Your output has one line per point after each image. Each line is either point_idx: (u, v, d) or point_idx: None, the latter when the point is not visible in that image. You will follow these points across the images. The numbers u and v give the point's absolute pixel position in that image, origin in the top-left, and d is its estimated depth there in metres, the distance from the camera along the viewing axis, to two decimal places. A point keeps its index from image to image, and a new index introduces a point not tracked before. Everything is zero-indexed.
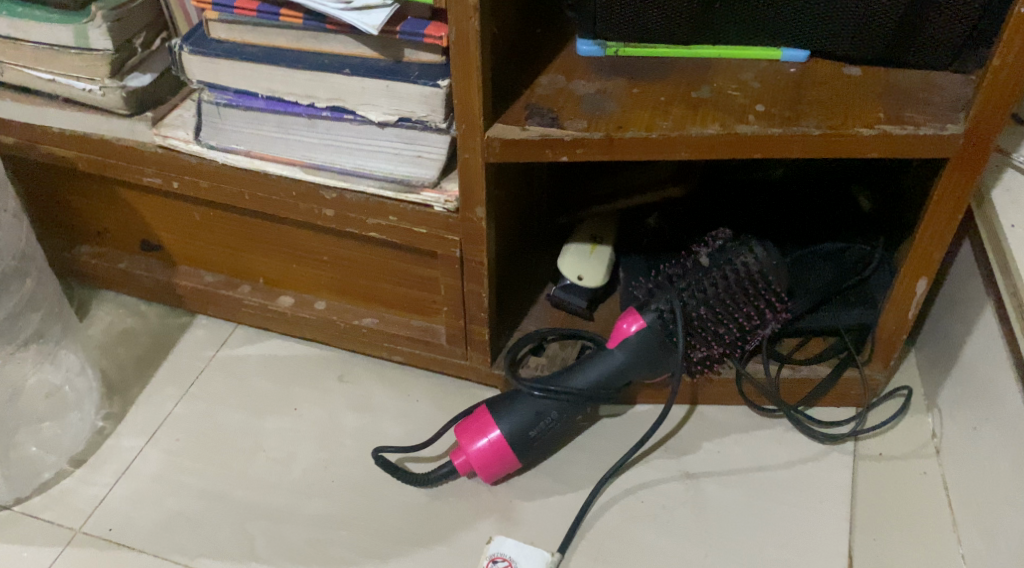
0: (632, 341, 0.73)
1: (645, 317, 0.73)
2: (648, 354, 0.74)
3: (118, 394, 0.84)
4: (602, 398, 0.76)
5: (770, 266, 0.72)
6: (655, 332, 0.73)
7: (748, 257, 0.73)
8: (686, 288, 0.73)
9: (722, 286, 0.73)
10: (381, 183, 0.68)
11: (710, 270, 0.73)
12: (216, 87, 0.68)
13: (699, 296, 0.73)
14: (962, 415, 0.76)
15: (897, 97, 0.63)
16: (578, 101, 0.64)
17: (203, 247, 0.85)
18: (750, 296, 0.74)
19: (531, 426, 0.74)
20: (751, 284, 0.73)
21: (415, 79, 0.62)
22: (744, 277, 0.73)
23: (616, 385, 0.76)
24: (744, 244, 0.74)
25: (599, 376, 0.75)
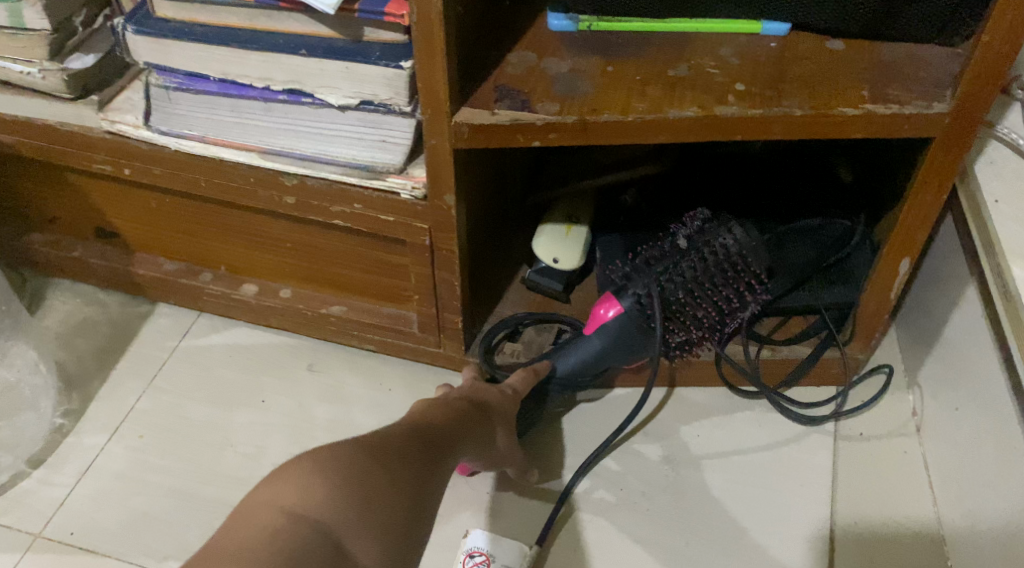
0: (609, 330, 0.72)
1: (623, 303, 0.71)
2: (625, 342, 0.72)
3: (77, 389, 0.80)
4: (579, 383, 0.75)
5: (750, 250, 0.70)
6: (634, 318, 0.71)
7: (727, 239, 0.70)
8: (664, 271, 0.70)
9: (700, 269, 0.70)
10: (344, 169, 0.65)
11: (688, 252, 0.71)
12: (165, 69, 0.64)
13: (678, 280, 0.70)
14: (943, 395, 0.75)
15: (881, 72, 0.61)
16: (550, 81, 0.61)
17: (161, 235, 0.81)
18: (729, 277, 0.71)
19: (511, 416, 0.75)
20: (730, 266, 0.71)
21: (376, 61, 0.59)
22: (722, 259, 0.70)
23: (593, 371, 0.74)
24: (723, 224, 0.71)
25: (576, 363, 0.74)
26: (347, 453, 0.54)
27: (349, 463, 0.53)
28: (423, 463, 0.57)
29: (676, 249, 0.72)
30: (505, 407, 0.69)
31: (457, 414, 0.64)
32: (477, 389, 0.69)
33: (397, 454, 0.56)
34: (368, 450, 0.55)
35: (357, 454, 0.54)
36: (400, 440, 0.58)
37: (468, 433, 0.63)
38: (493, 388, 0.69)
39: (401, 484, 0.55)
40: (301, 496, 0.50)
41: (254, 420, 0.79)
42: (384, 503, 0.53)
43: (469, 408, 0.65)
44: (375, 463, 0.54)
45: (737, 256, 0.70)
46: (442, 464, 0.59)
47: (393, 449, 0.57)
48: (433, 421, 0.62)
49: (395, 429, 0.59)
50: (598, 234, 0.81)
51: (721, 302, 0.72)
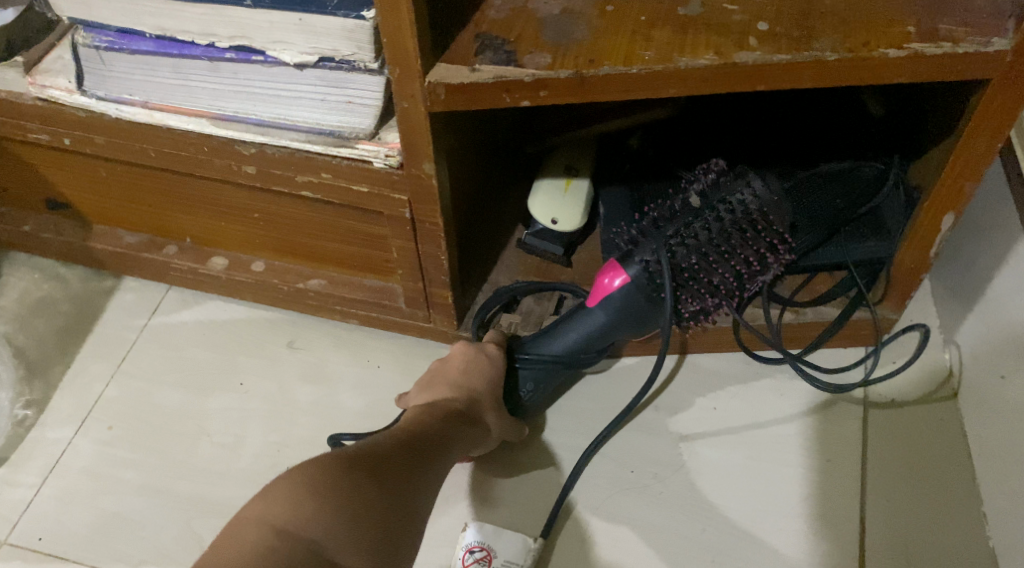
0: (615, 300, 0.63)
1: (629, 272, 0.61)
2: (633, 313, 0.63)
3: (39, 376, 0.74)
4: (583, 359, 0.67)
5: (770, 205, 0.61)
6: (643, 286, 0.61)
7: (744, 193, 0.61)
8: (674, 234, 0.61)
9: (715, 230, 0.61)
10: (307, 135, 0.57)
11: (701, 212, 0.62)
12: (94, 26, 0.56)
13: (690, 245, 0.61)
14: (985, 356, 0.68)
15: (930, 1, 0.52)
16: (539, 26, 0.52)
17: (117, 207, 0.73)
18: (748, 237, 0.62)
19: (509, 398, 0.67)
20: (750, 225, 0.61)
21: (333, 11, 0.50)
22: (740, 219, 0.61)
23: (599, 346, 0.66)
24: (740, 177, 0.62)
25: (579, 338, 0.66)
26: (336, 462, 0.50)
27: (342, 471, 0.49)
28: (415, 469, 0.53)
29: (686, 206, 0.63)
30: (494, 386, 0.64)
31: (445, 413, 0.60)
32: (460, 369, 0.64)
33: (388, 461, 0.52)
34: (358, 459, 0.51)
35: (349, 462, 0.50)
36: (387, 447, 0.54)
37: (458, 433, 0.59)
38: (484, 366, 0.64)
39: (395, 494, 0.51)
40: (292, 509, 0.46)
41: (231, 405, 0.73)
42: (380, 514, 0.49)
43: (455, 404, 0.61)
44: (366, 472, 0.50)
45: (757, 212, 0.61)
46: (434, 465, 0.55)
47: (383, 456, 0.53)
48: (419, 425, 0.58)
49: (384, 437, 0.55)
50: (602, 187, 0.73)
51: (740, 265, 0.63)
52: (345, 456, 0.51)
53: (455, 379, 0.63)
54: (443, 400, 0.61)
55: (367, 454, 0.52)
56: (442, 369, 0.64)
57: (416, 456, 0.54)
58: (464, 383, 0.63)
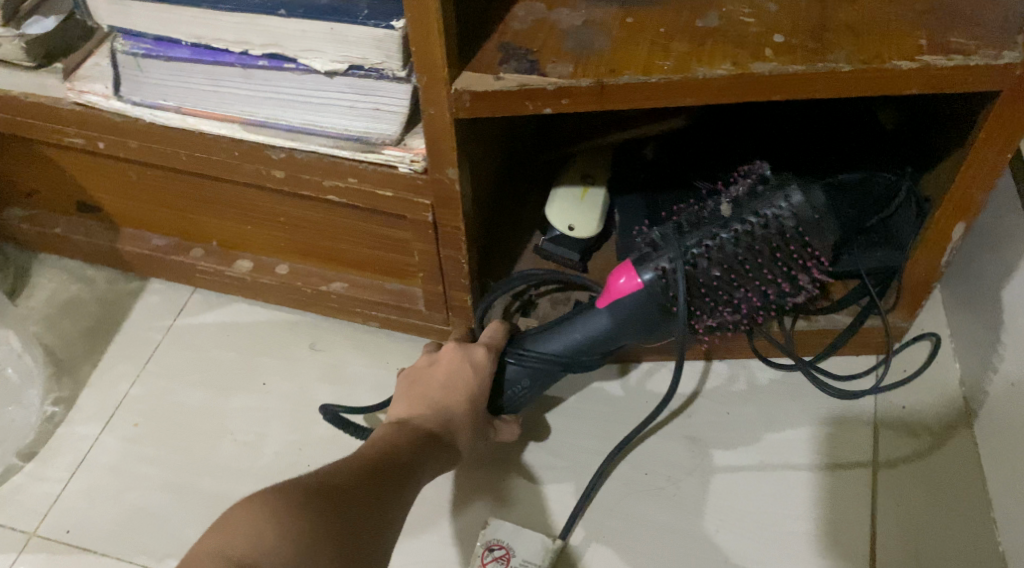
0: (625, 306, 0.62)
1: (642, 276, 0.60)
2: (642, 320, 0.62)
3: (67, 374, 0.76)
4: (585, 362, 0.66)
5: (807, 221, 0.60)
6: (655, 293, 0.61)
7: (783, 206, 0.59)
8: (700, 244, 0.60)
9: (744, 244, 0.60)
10: (335, 141, 0.59)
11: (733, 220, 0.60)
12: (132, 34, 0.58)
13: (712, 255, 0.60)
14: (995, 365, 0.69)
15: (940, 16, 0.53)
16: (561, 37, 0.53)
17: (146, 210, 0.75)
18: (777, 252, 0.61)
19: (502, 391, 0.68)
20: (781, 239, 0.60)
21: (364, 21, 0.52)
22: (773, 234, 0.60)
23: (602, 350, 0.66)
24: (780, 187, 0.60)
25: (582, 340, 0.65)
26: (296, 493, 0.50)
27: (304, 500, 0.49)
28: (378, 496, 0.53)
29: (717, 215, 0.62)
30: (472, 405, 0.63)
31: (415, 434, 0.60)
32: (441, 385, 0.63)
33: (351, 488, 0.53)
34: (321, 486, 0.51)
35: (310, 494, 0.50)
36: (350, 474, 0.54)
37: (427, 457, 0.59)
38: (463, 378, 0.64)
39: (356, 519, 0.51)
40: (249, 541, 0.46)
41: (253, 404, 0.74)
42: (341, 544, 0.48)
43: (426, 427, 0.61)
44: (327, 503, 0.50)
45: (791, 227, 0.60)
46: (401, 491, 0.55)
47: (346, 484, 0.53)
48: (387, 448, 0.58)
49: (347, 462, 0.56)
50: (616, 196, 0.75)
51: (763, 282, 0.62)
52: (307, 484, 0.51)
53: (433, 395, 0.63)
54: (419, 417, 0.62)
55: (329, 485, 0.52)
56: (427, 375, 0.65)
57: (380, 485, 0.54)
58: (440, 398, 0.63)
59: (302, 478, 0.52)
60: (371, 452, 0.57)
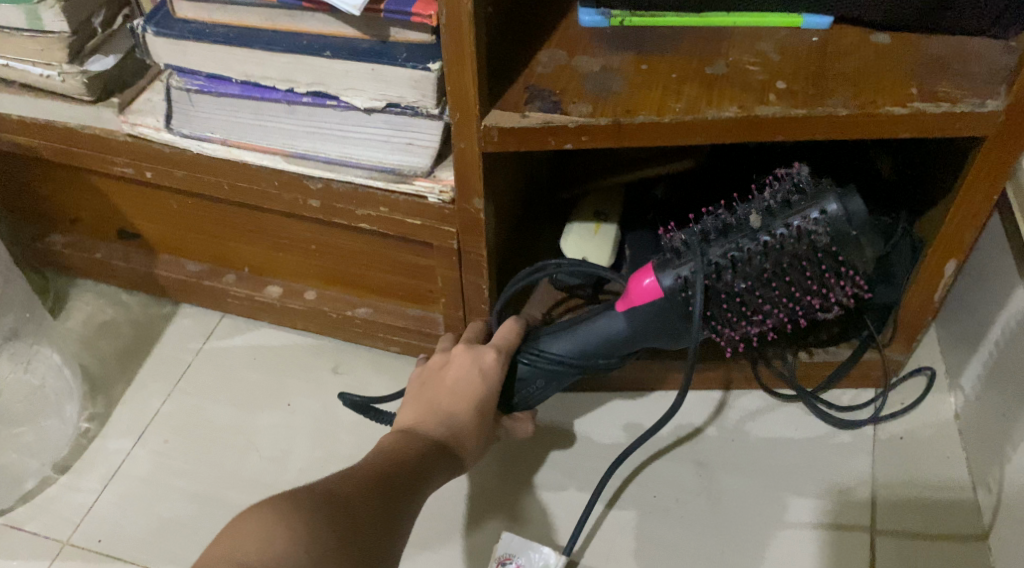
0: (642, 309, 0.62)
1: (663, 281, 0.61)
2: (660, 324, 0.63)
3: (101, 392, 0.80)
4: (599, 364, 0.67)
5: (843, 236, 0.56)
6: (674, 300, 0.61)
7: (817, 219, 0.56)
8: (724, 254, 0.59)
9: (772, 256, 0.58)
10: (370, 172, 0.63)
11: (761, 230, 0.58)
12: (186, 71, 0.63)
13: (737, 267, 0.59)
14: (986, 396, 0.72)
15: (929, 67, 0.58)
16: (582, 80, 0.58)
17: (183, 237, 0.80)
18: (812, 265, 0.58)
19: (514, 391, 0.69)
20: (813, 251, 0.58)
21: (403, 63, 0.57)
22: (805, 247, 0.57)
23: (615, 353, 0.66)
24: (817, 197, 0.57)
25: (595, 343, 0.66)
26: (302, 502, 0.50)
27: (318, 512, 0.50)
28: (388, 508, 0.54)
29: (745, 223, 0.60)
30: (479, 411, 0.64)
31: (423, 445, 0.61)
32: (449, 391, 0.64)
33: (362, 499, 0.53)
34: (331, 498, 0.52)
35: (316, 503, 0.51)
36: (359, 485, 0.55)
37: (435, 466, 0.60)
38: (470, 384, 0.64)
39: (367, 532, 0.51)
40: (259, 545, 0.46)
41: (279, 422, 0.78)
42: (346, 549, 0.49)
43: (432, 436, 0.62)
44: (335, 512, 0.51)
45: (826, 241, 0.57)
46: (404, 499, 0.56)
47: (352, 497, 0.53)
48: (395, 459, 0.58)
49: (356, 470, 0.56)
50: (627, 232, 0.79)
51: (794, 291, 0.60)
52: (318, 495, 0.52)
53: (440, 402, 0.64)
54: (424, 425, 0.63)
55: (334, 495, 0.52)
56: (438, 379, 0.66)
57: (385, 495, 0.55)
58: (446, 404, 0.64)
59: (312, 487, 0.53)
60: (380, 463, 0.58)
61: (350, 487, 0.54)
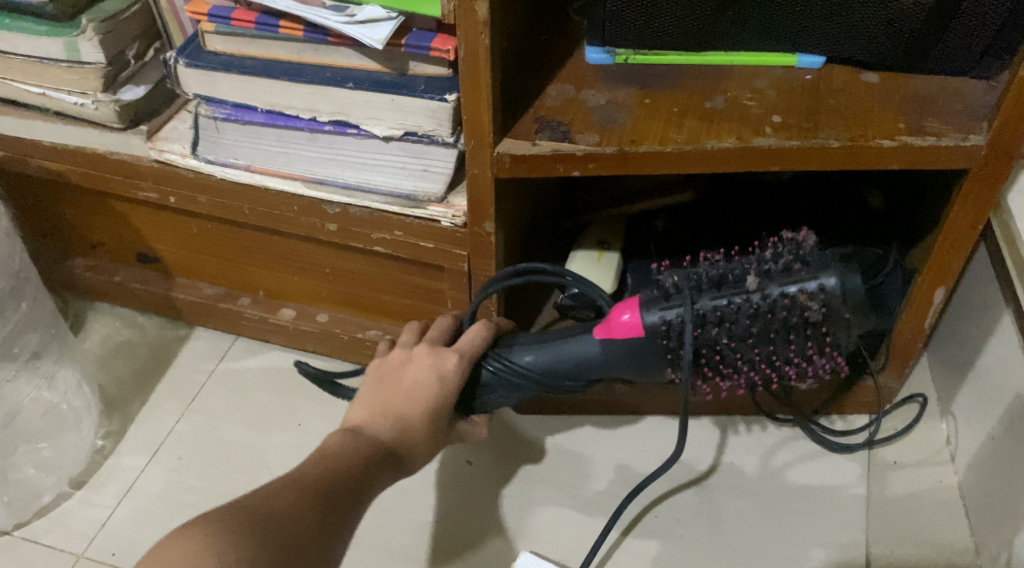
0: (621, 343, 0.63)
1: (644, 318, 0.61)
2: (636, 358, 0.63)
3: (117, 411, 0.82)
4: (564, 386, 0.66)
5: (834, 313, 0.58)
6: (654, 342, 0.61)
7: (814, 293, 0.57)
8: (714, 307, 0.59)
9: (763, 320, 0.58)
10: (386, 198, 0.66)
11: (756, 291, 0.58)
12: (214, 100, 0.66)
13: (724, 323, 0.59)
14: (977, 422, 0.75)
15: (916, 105, 0.62)
16: (588, 112, 0.62)
17: (201, 261, 0.83)
18: (799, 336, 0.58)
19: (476, 394, 0.67)
20: (802, 323, 0.58)
21: (421, 94, 0.61)
22: (796, 317, 0.58)
23: (583, 375, 0.66)
24: (816, 269, 0.58)
25: (568, 364, 0.65)
26: (229, 528, 0.49)
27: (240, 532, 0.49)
28: (325, 527, 0.53)
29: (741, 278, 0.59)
30: (434, 418, 0.62)
31: (369, 450, 0.59)
32: (405, 394, 0.62)
33: (291, 512, 0.52)
34: (256, 515, 0.51)
35: (244, 527, 0.50)
36: (296, 499, 0.53)
37: (380, 474, 0.59)
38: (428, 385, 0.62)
39: (297, 548, 0.50)
40: None
41: (290, 441, 0.80)
42: None
43: (379, 440, 0.60)
44: (263, 536, 0.49)
45: (818, 316, 0.58)
46: (341, 519, 0.54)
47: (285, 517, 0.52)
48: (337, 464, 0.57)
49: (292, 476, 0.55)
50: (631, 261, 0.81)
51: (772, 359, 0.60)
52: (244, 513, 0.51)
53: (393, 405, 0.61)
54: (371, 429, 0.60)
55: (265, 517, 0.51)
56: (396, 377, 0.63)
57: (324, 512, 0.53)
58: (398, 408, 0.61)
59: (241, 505, 0.52)
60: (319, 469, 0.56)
61: (278, 500, 0.53)
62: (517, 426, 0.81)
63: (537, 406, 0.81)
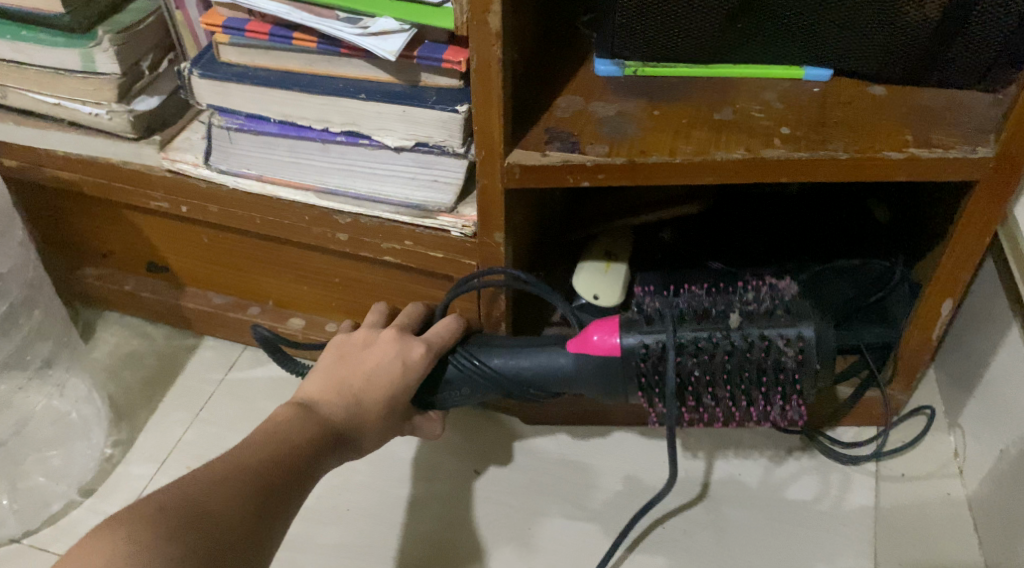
0: (590, 362, 0.63)
1: (625, 340, 0.61)
2: (602, 379, 0.63)
3: (125, 419, 0.82)
4: (527, 394, 0.67)
5: (807, 362, 0.60)
6: (628, 364, 0.61)
7: (792, 339, 0.60)
8: (694, 339, 0.60)
9: (738, 359, 0.60)
10: (397, 208, 0.67)
11: (735, 331, 0.60)
12: (227, 111, 0.67)
13: (701, 356, 0.60)
14: (985, 436, 0.75)
15: (923, 117, 0.62)
16: (598, 124, 0.62)
17: (211, 271, 0.83)
18: (769, 382, 0.61)
19: (439, 389, 0.68)
20: (775, 369, 0.60)
21: (432, 105, 0.61)
22: (771, 361, 0.60)
23: (547, 388, 0.66)
24: (795, 318, 0.61)
25: (536, 373, 0.65)
26: (164, 514, 0.49)
27: (179, 527, 0.49)
28: (266, 510, 0.53)
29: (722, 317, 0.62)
30: (388, 402, 0.64)
31: (318, 432, 0.60)
32: (364, 376, 0.64)
33: (231, 505, 0.52)
34: (196, 506, 0.50)
35: (179, 512, 0.50)
36: (239, 479, 0.54)
37: (323, 459, 0.59)
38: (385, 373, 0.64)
39: (234, 529, 0.51)
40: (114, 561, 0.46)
41: None
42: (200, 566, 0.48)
43: (331, 418, 0.61)
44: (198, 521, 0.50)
45: (791, 362, 0.60)
46: (283, 502, 0.55)
47: (223, 497, 0.52)
48: (284, 443, 0.58)
49: (236, 461, 0.55)
50: (638, 272, 0.81)
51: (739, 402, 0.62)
52: (183, 503, 0.50)
53: (350, 383, 0.63)
54: (325, 404, 0.62)
55: (202, 498, 0.51)
56: (357, 359, 0.65)
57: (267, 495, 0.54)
58: (354, 389, 0.63)
59: (181, 493, 0.51)
60: (262, 456, 0.56)
61: (219, 489, 0.52)
62: (525, 437, 0.81)
63: (545, 417, 0.81)
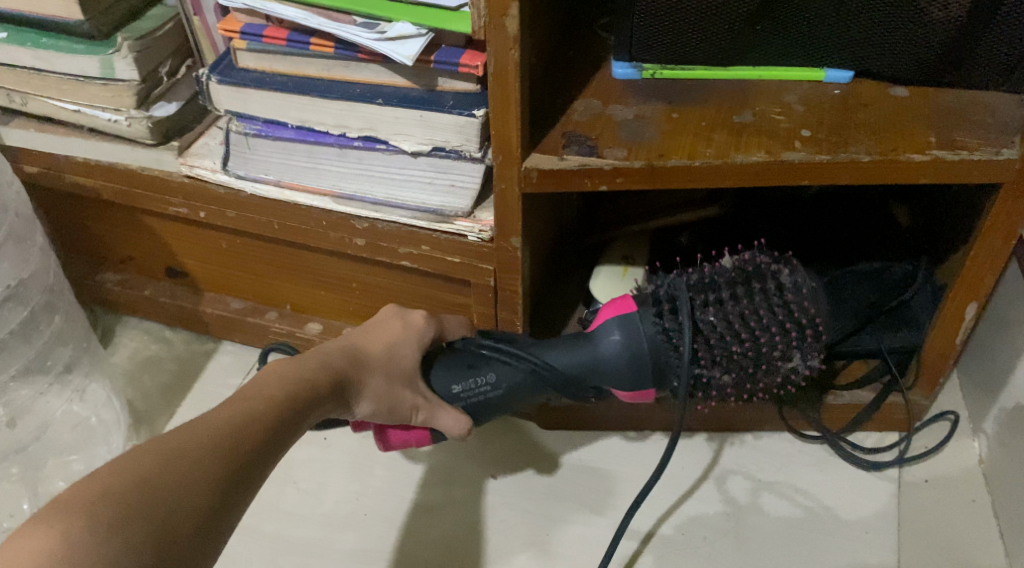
0: (618, 341, 0.62)
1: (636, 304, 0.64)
2: (629, 345, 0.62)
3: (144, 424, 0.82)
4: (558, 378, 0.65)
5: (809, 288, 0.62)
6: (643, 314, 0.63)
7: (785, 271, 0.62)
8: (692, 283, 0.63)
9: (743, 294, 0.61)
10: (413, 213, 0.67)
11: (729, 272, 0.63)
12: (245, 116, 0.67)
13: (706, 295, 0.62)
14: (1011, 442, 0.73)
15: (947, 118, 0.61)
16: (615, 127, 0.62)
17: (229, 276, 0.83)
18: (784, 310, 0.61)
19: (460, 381, 0.65)
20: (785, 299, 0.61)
21: (449, 109, 0.61)
22: (775, 292, 0.61)
23: (575, 364, 0.64)
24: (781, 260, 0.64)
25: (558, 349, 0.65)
26: (126, 464, 0.47)
27: (121, 515, 0.44)
28: (236, 467, 0.51)
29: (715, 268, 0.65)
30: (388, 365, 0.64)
31: (303, 388, 0.58)
32: (367, 333, 0.66)
33: (182, 488, 0.47)
34: (154, 481, 0.47)
35: (143, 462, 0.47)
36: (214, 430, 0.51)
37: (303, 413, 0.57)
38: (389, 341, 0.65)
39: (200, 487, 0.48)
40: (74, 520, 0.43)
41: (315, 457, 0.80)
42: (154, 514, 0.45)
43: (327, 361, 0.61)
44: (162, 472, 0.47)
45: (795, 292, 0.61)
46: (254, 462, 0.52)
47: (191, 447, 0.49)
48: (266, 391, 0.56)
49: (197, 432, 0.50)
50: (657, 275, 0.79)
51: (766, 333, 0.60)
52: (130, 483, 0.46)
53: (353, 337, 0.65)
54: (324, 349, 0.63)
55: (169, 447, 0.49)
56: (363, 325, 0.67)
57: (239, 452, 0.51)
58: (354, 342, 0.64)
59: (132, 470, 0.47)
60: (224, 428, 0.52)
61: (185, 461, 0.48)
62: (540, 439, 0.81)
63: (562, 422, 0.81)
